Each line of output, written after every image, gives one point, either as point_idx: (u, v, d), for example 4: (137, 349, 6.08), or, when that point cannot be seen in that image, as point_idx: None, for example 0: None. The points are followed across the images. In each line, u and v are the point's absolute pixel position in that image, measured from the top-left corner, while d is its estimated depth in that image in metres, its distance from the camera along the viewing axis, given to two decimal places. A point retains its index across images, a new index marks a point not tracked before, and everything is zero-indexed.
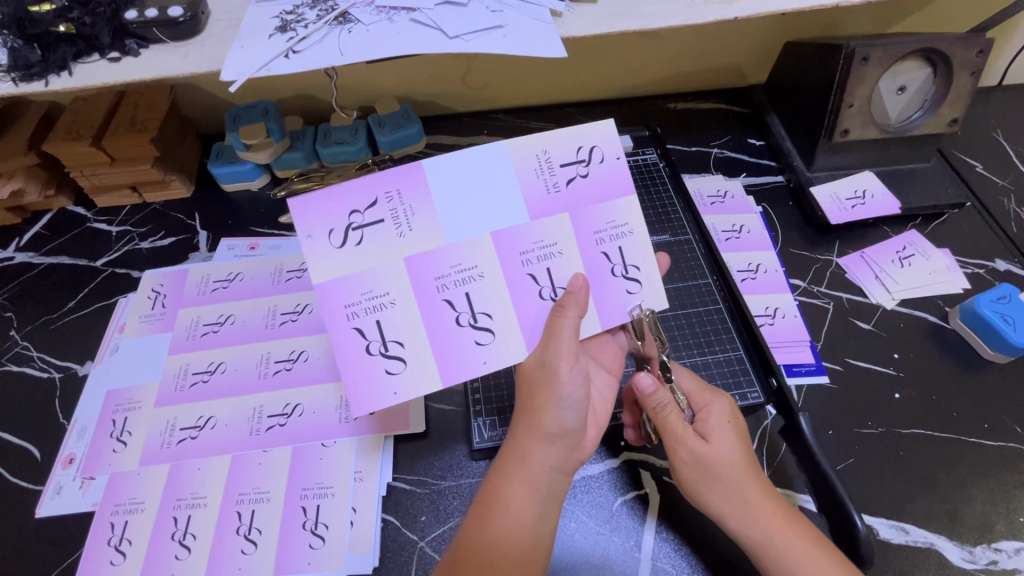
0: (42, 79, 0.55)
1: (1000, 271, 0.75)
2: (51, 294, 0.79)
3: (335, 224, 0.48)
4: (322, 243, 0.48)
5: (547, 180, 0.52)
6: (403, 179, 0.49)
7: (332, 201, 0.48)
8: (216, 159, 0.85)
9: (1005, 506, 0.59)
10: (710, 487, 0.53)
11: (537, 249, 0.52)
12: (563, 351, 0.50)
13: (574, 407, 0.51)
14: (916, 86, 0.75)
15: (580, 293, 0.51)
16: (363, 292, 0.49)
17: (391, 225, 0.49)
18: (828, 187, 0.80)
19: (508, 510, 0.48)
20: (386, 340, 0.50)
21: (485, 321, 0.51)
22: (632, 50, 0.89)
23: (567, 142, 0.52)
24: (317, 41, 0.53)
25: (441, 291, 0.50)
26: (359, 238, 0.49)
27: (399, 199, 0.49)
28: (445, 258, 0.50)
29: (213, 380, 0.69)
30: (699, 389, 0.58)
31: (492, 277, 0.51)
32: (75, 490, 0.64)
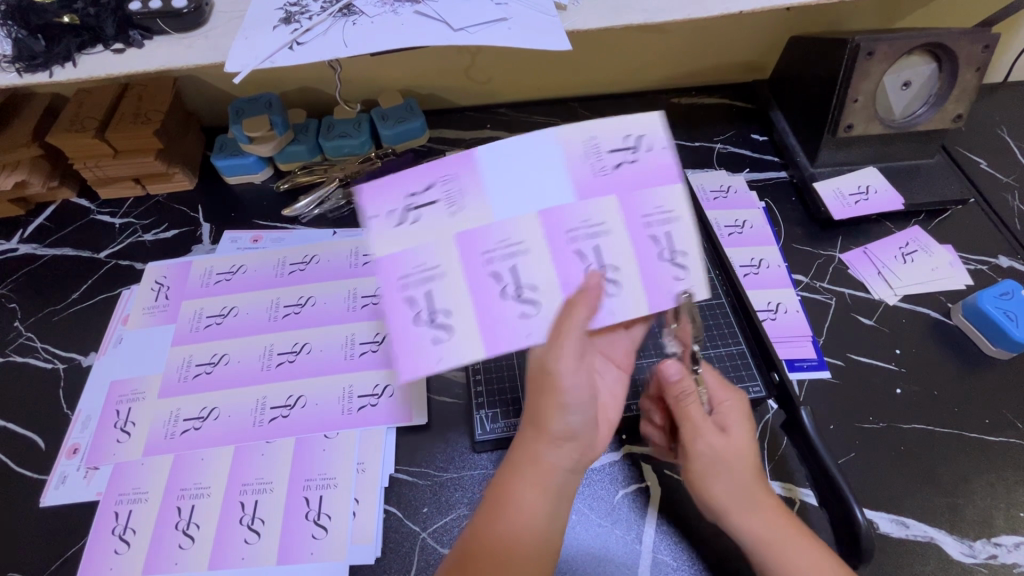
0: (46, 71, 0.56)
1: (1003, 268, 0.75)
2: (54, 285, 0.80)
3: (396, 206, 0.51)
4: (384, 223, 0.51)
5: (594, 164, 0.52)
6: (460, 164, 0.51)
7: (395, 185, 0.51)
8: (219, 151, 0.85)
9: (1005, 502, 0.59)
10: (717, 479, 0.53)
11: (584, 227, 0.52)
12: (567, 355, 0.48)
13: (580, 410, 0.50)
14: (921, 81, 0.75)
15: (591, 293, 0.49)
16: (415, 265, 0.50)
17: (445, 206, 0.51)
18: (831, 182, 0.80)
19: (517, 511, 0.48)
20: (433, 310, 0.49)
21: (530, 294, 0.50)
22: (635, 44, 0.88)
23: (614, 129, 0.53)
24: (322, 33, 0.53)
25: (487, 265, 0.50)
26: (416, 217, 0.51)
27: (453, 182, 0.51)
28: (492, 233, 0.50)
29: (216, 371, 0.70)
30: (721, 384, 0.58)
31: (536, 251, 0.51)
32: (79, 480, 0.64)
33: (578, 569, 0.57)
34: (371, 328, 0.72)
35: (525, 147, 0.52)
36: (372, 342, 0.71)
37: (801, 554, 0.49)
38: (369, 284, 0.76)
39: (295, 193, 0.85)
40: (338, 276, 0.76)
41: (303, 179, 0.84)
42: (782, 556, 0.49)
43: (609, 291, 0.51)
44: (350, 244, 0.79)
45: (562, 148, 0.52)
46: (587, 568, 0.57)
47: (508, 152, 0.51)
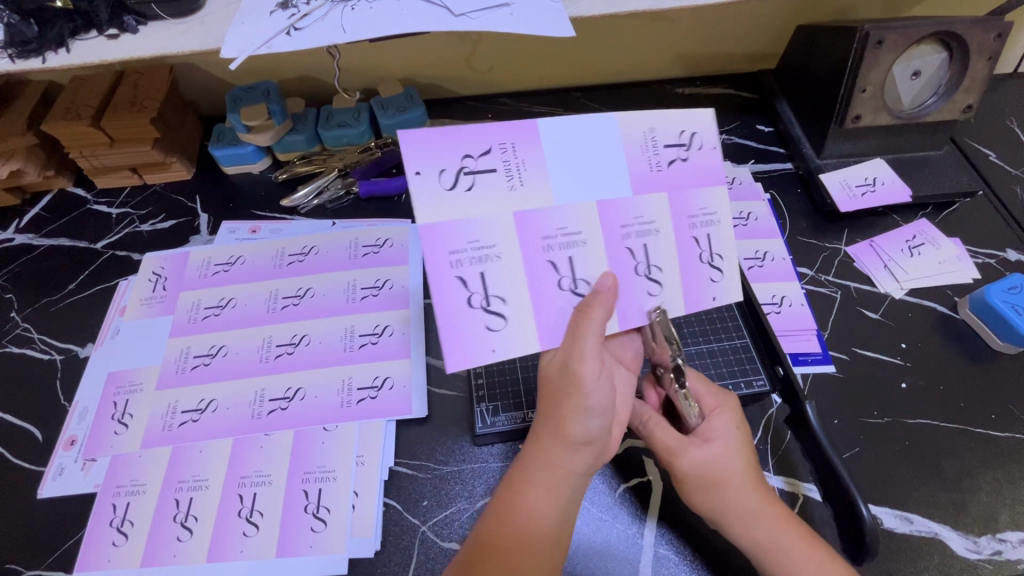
0: (39, 56, 0.55)
1: (1011, 261, 0.74)
2: (50, 276, 0.79)
3: (447, 164, 0.46)
4: (432, 181, 0.46)
5: (651, 158, 0.51)
6: (521, 133, 0.48)
7: (450, 141, 0.46)
8: (216, 140, 0.84)
9: (1011, 497, 0.59)
10: (712, 494, 0.52)
11: (637, 224, 0.51)
12: (590, 356, 0.48)
13: (600, 416, 0.49)
14: (930, 71, 0.73)
15: (608, 292, 0.50)
16: (469, 241, 0.48)
17: (502, 176, 0.48)
18: (838, 174, 0.79)
19: (531, 516, 0.48)
20: (488, 294, 0.48)
21: (584, 288, 0.51)
22: (639, 32, 0.87)
23: (672, 122, 0.51)
24: (319, 19, 0.52)
25: (454, 267, 0.47)
26: (470, 182, 0.47)
27: (512, 151, 0.48)
28: (551, 219, 0.49)
29: (214, 363, 0.69)
30: (709, 392, 0.56)
31: (593, 244, 0.50)
32: (76, 471, 0.64)
33: (579, 563, 0.56)
34: (371, 320, 0.71)
35: (591, 128, 0.49)
36: (372, 334, 0.70)
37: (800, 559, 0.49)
38: (369, 276, 0.75)
39: (294, 183, 0.85)
40: (339, 268, 0.75)
41: (302, 169, 0.83)
42: (782, 561, 0.49)
43: (651, 290, 0.52)
44: (350, 235, 0.78)
45: (623, 133, 0.50)
46: (588, 561, 0.56)
47: (575, 134, 0.49)
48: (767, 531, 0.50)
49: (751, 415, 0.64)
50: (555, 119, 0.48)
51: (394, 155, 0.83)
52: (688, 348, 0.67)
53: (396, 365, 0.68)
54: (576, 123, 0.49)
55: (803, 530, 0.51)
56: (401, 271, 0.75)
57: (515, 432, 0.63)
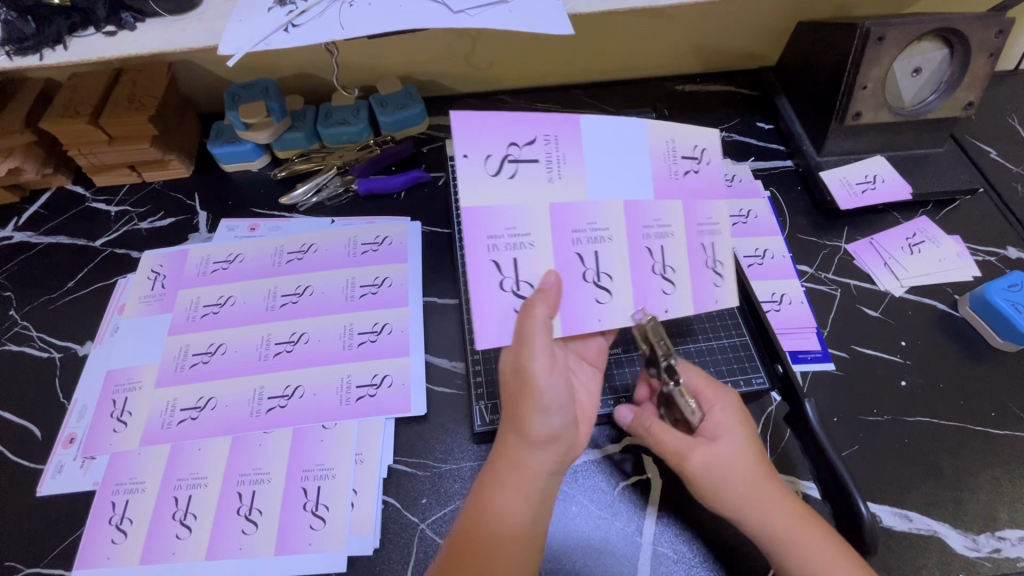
0: (36, 54, 0.54)
1: (1012, 259, 0.74)
2: (49, 274, 0.79)
3: (493, 151, 0.48)
4: (477, 167, 0.48)
5: (671, 167, 0.54)
6: (565, 129, 0.50)
7: (498, 129, 0.48)
8: (215, 138, 0.83)
9: (1010, 495, 0.59)
10: (724, 492, 0.51)
11: (656, 226, 0.54)
12: (540, 356, 0.48)
13: (558, 413, 0.50)
14: (931, 68, 0.73)
15: (551, 290, 0.49)
16: (507, 227, 0.49)
17: (543, 168, 0.50)
18: (838, 171, 0.78)
19: (499, 515, 0.47)
20: (519, 279, 0.50)
21: (607, 281, 0.52)
22: (639, 28, 0.87)
23: (689, 136, 0.55)
24: (318, 16, 0.52)
25: (491, 250, 0.49)
26: (513, 171, 0.49)
27: (555, 144, 0.50)
28: (584, 212, 0.51)
29: (213, 361, 0.69)
30: (708, 386, 0.57)
31: (619, 241, 0.52)
32: (76, 469, 0.64)
33: (578, 561, 0.56)
34: (370, 318, 0.71)
35: (621, 132, 0.52)
36: (371, 332, 0.70)
37: (816, 552, 0.49)
38: (368, 274, 0.75)
39: (293, 180, 0.84)
40: (338, 266, 0.75)
41: (300, 167, 0.83)
42: (798, 553, 0.49)
43: (665, 289, 0.54)
44: (349, 232, 0.78)
45: (649, 141, 0.53)
46: (587, 559, 0.57)
47: (612, 136, 0.52)
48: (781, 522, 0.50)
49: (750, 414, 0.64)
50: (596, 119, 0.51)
51: (394, 153, 0.83)
52: (685, 346, 0.67)
53: (395, 362, 0.68)
54: (611, 127, 0.52)
55: (814, 524, 0.50)
56: (400, 268, 0.75)
57: None
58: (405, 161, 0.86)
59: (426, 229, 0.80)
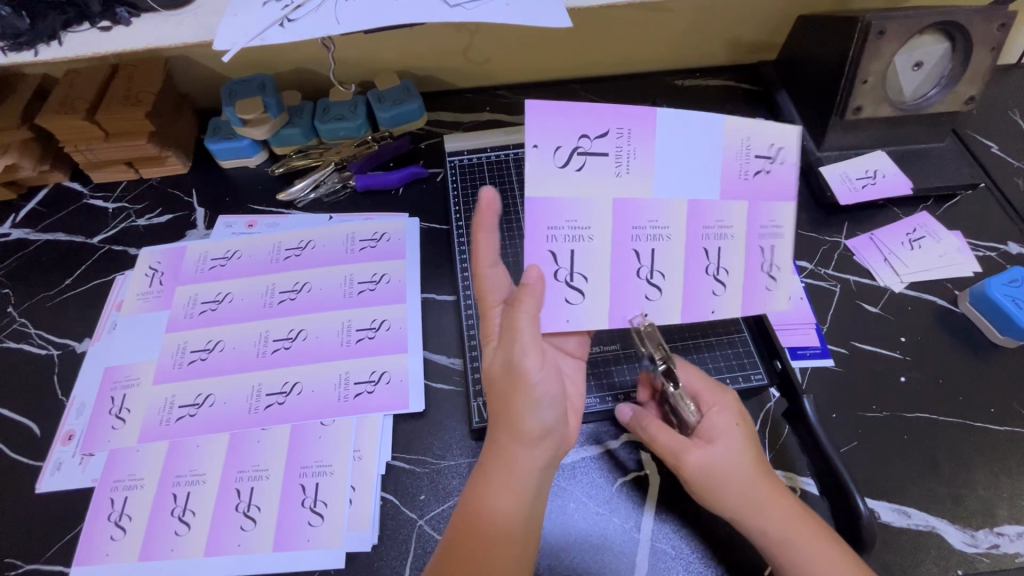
0: (31, 49, 0.54)
1: (1012, 254, 0.74)
2: (47, 271, 0.79)
3: (564, 143, 0.49)
4: (547, 157, 0.49)
5: (742, 166, 0.52)
6: (638, 122, 0.49)
7: (574, 120, 0.48)
8: (213, 134, 0.83)
9: (1009, 491, 0.59)
10: (722, 495, 0.51)
11: (717, 227, 0.54)
12: (529, 349, 0.49)
13: (550, 406, 0.50)
14: (933, 62, 0.73)
15: (534, 286, 0.50)
16: (569, 219, 0.51)
17: (612, 161, 0.50)
18: (838, 166, 0.78)
19: (494, 515, 0.47)
20: (573, 271, 0.52)
21: (659, 279, 0.54)
22: (638, 22, 0.86)
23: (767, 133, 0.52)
24: (313, 10, 0.52)
25: (550, 242, 0.51)
26: (581, 164, 0.49)
27: (627, 139, 0.50)
28: (648, 209, 0.52)
29: (211, 358, 0.69)
30: (708, 388, 0.57)
31: (676, 240, 0.53)
32: (75, 466, 0.64)
33: (577, 557, 0.56)
34: (369, 314, 0.71)
35: (694, 127, 0.51)
36: (369, 329, 0.70)
37: (810, 553, 0.49)
38: (367, 271, 0.74)
39: (291, 176, 0.84)
40: (335, 262, 0.75)
41: (297, 163, 0.83)
42: (795, 553, 0.49)
43: (717, 290, 0.55)
44: (347, 228, 0.78)
45: (727, 137, 0.51)
46: (585, 555, 0.57)
47: (687, 132, 0.51)
48: (775, 522, 0.50)
49: (749, 410, 0.64)
50: (673, 112, 0.50)
51: (391, 149, 0.83)
52: (684, 344, 0.67)
53: (394, 359, 0.68)
54: (690, 122, 0.51)
55: (813, 523, 0.51)
56: (399, 264, 0.75)
57: None
58: (403, 157, 0.86)
59: (425, 225, 0.80)
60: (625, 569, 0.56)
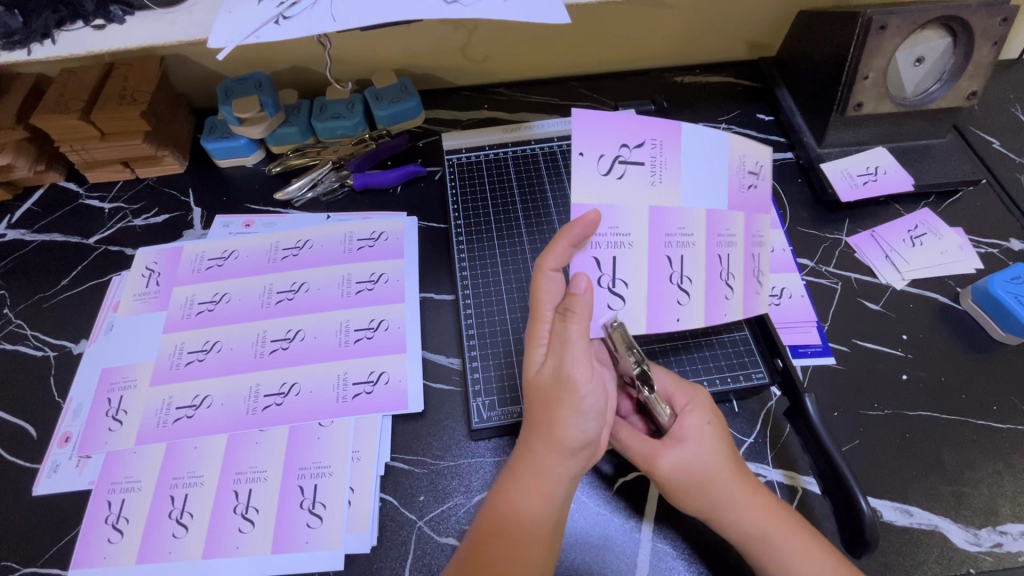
0: (24, 48, 0.54)
1: (1015, 251, 0.73)
2: (43, 272, 0.78)
3: (606, 151, 0.49)
4: (590, 165, 0.49)
5: (739, 180, 0.53)
6: (669, 133, 0.50)
7: (612, 129, 0.49)
8: (209, 133, 0.83)
9: (1011, 490, 0.58)
10: (698, 493, 0.51)
11: (725, 236, 0.54)
12: (581, 361, 0.48)
13: (595, 417, 0.49)
14: (935, 56, 0.72)
15: (584, 296, 0.49)
16: (611, 226, 0.51)
17: (647, 170, 0.50)
18: (839, 163, 0.78)
19: (525, 519, 0.48)
20: (615, 277, 0.52)
21: (688, 284, 0.53)
22: (637, 18, 0.85)
23: (756, 150, 0.53)
24: (309, 7, 0.51)
25: (593, 248, 0.51)
26: (622, 172, 0.50)
27: (661, 149, 0.50)
28: (678, 216, 0.52)
29: (209, 359, 0.68)
30: (676, 387, 0.56)
31: (699, 246, 0.53)
32: (71, 469, 0.63)
33: (577, 558, 0.56)
34: (366, 314, 0.71)
35: (709, 143, 0.51)
36: (367, 329, 0.70)
37: (791, 552, 0.49)
38: (365, 269, 0.74)
39: (288, 175, 0.84)
40: (334, 261, 0.74)
41: (295, 162, 0.83)
42: (774, 550, 0.49)
43: (728, 294, 0.55)
44: (345, 227, 0.77)
45: (727, 152, 0.52)
46: (585, 554, 0.56)
47: (705, 145, 0.51)
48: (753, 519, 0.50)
49: (750, 409, 0.64)
50: (695, 127, 0.51)
51: (389, 147, 0.83)
52: (685, 343, 0.66)
53: (392, 359, 0.68)
54: (705, 138, 0.51)
55: (789, 518, 0.51)
56: (398, 264, 0.75)
57: (515, 426, 0.62)
58: (401, 156, 0.85)
59: (423, 223, 0.79)
60: (625, 569, 0.55)
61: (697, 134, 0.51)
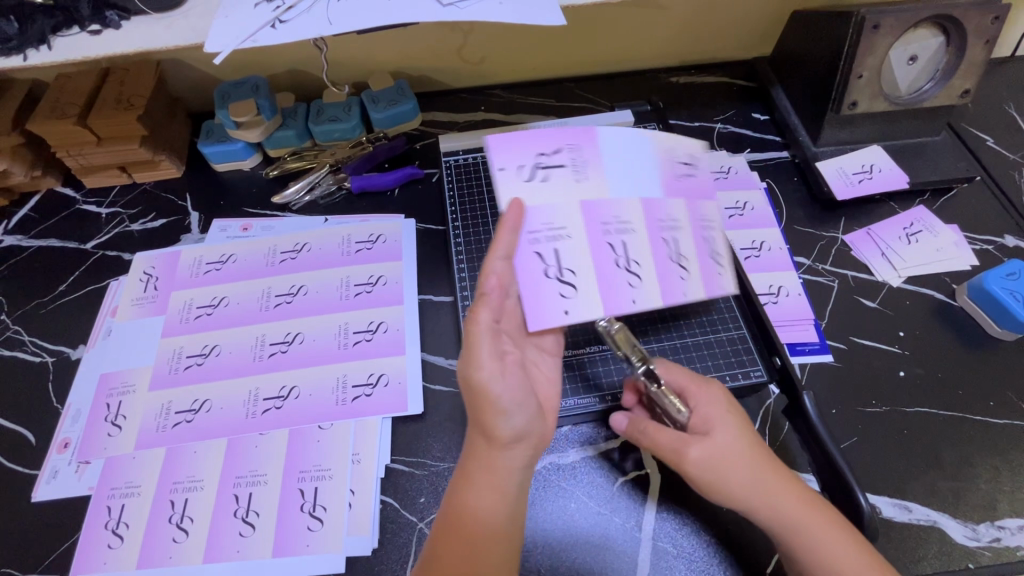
0: (20, 54, 0.54)
1: (1009, 247, 0.74)
2: (41, 277, 0.78)
3: (524, 161, 0.54)
4: (512, 174, 0.53)
5: (674, 169, 0.57)
6: (583, 138, 0.56)
7: (526, 144, 0.55)
8: (206, 138, 0.83)
9: (1009, 485, 0.59)
10: (729, 486, 0.51)
11: (670, 220, 0.55)
12: (486, 361, 0.48)
13: (517, 412, 0.49)
14: (928, 55, 0.73)
15: (493, 295, 0.50)
16: (544, 222, 0.52)
17: (569, 171, 0.54)
18: (834, 161, 0.78)
19: (479, 518, 0.48)
20: (561, 267, 0.52)
21: (638, 268, 0.53)
22: (633, 19, 0.86)
23: (687, 145, 0.58)
24: (305, 10, 0.51)
25: (533, 244, 0.51)
26: (544, 175, 0.54)
27: (577, 152, 0.55)
28: (610, 206, 0.54)
29: (208, 363, 0.68)
30: (691, 381, 0.56)
31: (640, 232, 0.54)
32: (71, 474, 0.63)
33: (578, 558, 0.56)
34: (365, 317, 0.71)
35: (629, 145, 0.56)
36: (366, 331, 0.70)
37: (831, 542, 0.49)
38: (363, 272, 0.74)
39: (285, 179, 0.84)
40: (331, 264, 0.74)
41: (292, 165, 0.82)
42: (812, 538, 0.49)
43: (687, 275, 0.54)
44: (343, 230, 0.77)
45: (654, 149, 0.57)
46: (586, 555, 0.56)
47: (622, 146, 0.56)
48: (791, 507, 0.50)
49: (749, 407, 0.64)
50: (611, 132, 0.56)
51: (387, 149, 0.83)
52: (683, 342, 0.66)
53: (391, 361, 0.68)
54: (624, 141, 0.56)
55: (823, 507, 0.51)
56: (395, 266, 0.75)
57: None
58: (398, 158, 0.85)
59: (420, 226, 0.79)
60: (626, 568, 0.55)
61: (613, 139, 0.56)
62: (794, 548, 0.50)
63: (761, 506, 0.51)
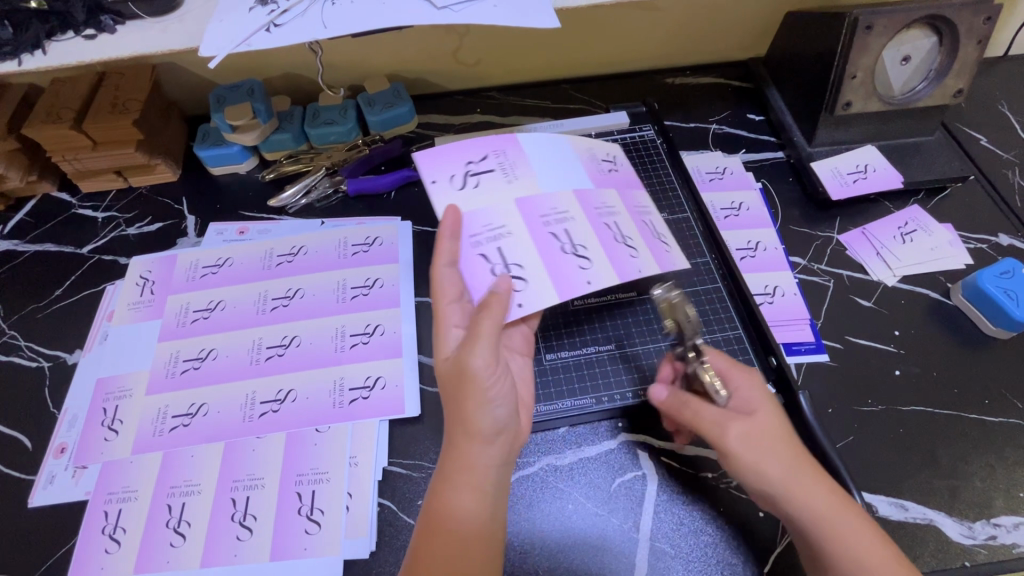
0: (15, 59, 0.54)
1: (1004, 246, 0.74)
2: (37, 283, 0.78)
3: (455, 171, 0.60)
4: (444, 186, 0.59)
5: (597, 166, 0.67)
6: (507, 145, 0.63)
7: (453, 157, 0.61)
8: (202, 141, 0.83)
9: (1004, 482, 0.59)
10: (766, 468, 0.51)
11: (604, 207, 0.62)
12: (481, 353, 0.49)
13: (500, 404, 0.50)
14: (921, 56, 0.73)
15: (504, 293, 0.52)
16: (484, 224, 0.57)
17: (500, 174, 0.61)
18: (828, 161, 0.78)
19: (460, 516, 0.48)
20: (508, 263, 0.56)
21: (584, 251, 0.58)
22: (627, 20, 0.86)
23: (601, 147, 0.69)
24: (300, 14, 0.51)
25: (477, 246, 0.56)
26: (476, 182, 0.60)
27: (504, 156, 0.62)
28: (544, 201, 0.60)
29: (204, 366, 0.68)
30: (731, 366, 0.56)
31: (580, 219, 0.60)
32: (67, 480, 0.63)
33: (576, 559, 0.56)
34: (362, 320, 0.71)
35: (551, 149, 0.66)
36: (363, 333, 0.70)
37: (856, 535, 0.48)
38: (360, 275, 0.74)
39: (281, 182, 0.84)
40: (328, 267, 0.75)
41: (288, 169, 0.82)
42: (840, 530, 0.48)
43: (632, 254, 0.59)
44: (339, 233, 0.77)
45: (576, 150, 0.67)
46: (583, 557, 0.56)
47: (543, 149, 0.65)
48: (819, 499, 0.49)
49: None
50: (532, 140, 0.65)
51: (383, 152, 0.83)
52: None
53: (388, 363, 0.68)
54: (544, 146, 0.65)
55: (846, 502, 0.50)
56: (392, 269, 0.75)
57: None
58: (394, 161, 0.85)
59: (417, 228, 0.79)
60: (624, 569, 0.55)
61: (535, 146, 0.65)
62: (819, 539, 0.49)
63: (793, 499, 0.50)
